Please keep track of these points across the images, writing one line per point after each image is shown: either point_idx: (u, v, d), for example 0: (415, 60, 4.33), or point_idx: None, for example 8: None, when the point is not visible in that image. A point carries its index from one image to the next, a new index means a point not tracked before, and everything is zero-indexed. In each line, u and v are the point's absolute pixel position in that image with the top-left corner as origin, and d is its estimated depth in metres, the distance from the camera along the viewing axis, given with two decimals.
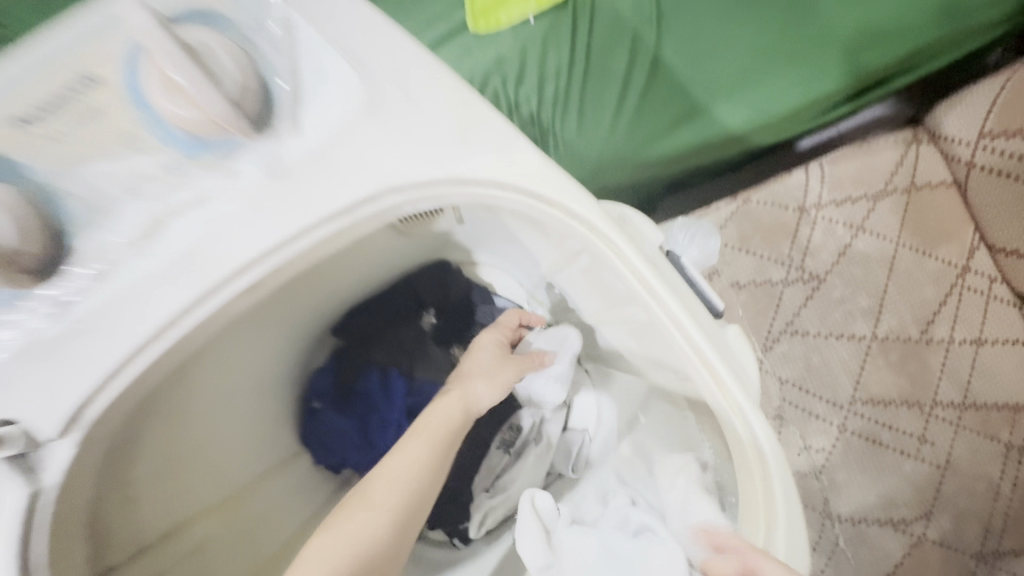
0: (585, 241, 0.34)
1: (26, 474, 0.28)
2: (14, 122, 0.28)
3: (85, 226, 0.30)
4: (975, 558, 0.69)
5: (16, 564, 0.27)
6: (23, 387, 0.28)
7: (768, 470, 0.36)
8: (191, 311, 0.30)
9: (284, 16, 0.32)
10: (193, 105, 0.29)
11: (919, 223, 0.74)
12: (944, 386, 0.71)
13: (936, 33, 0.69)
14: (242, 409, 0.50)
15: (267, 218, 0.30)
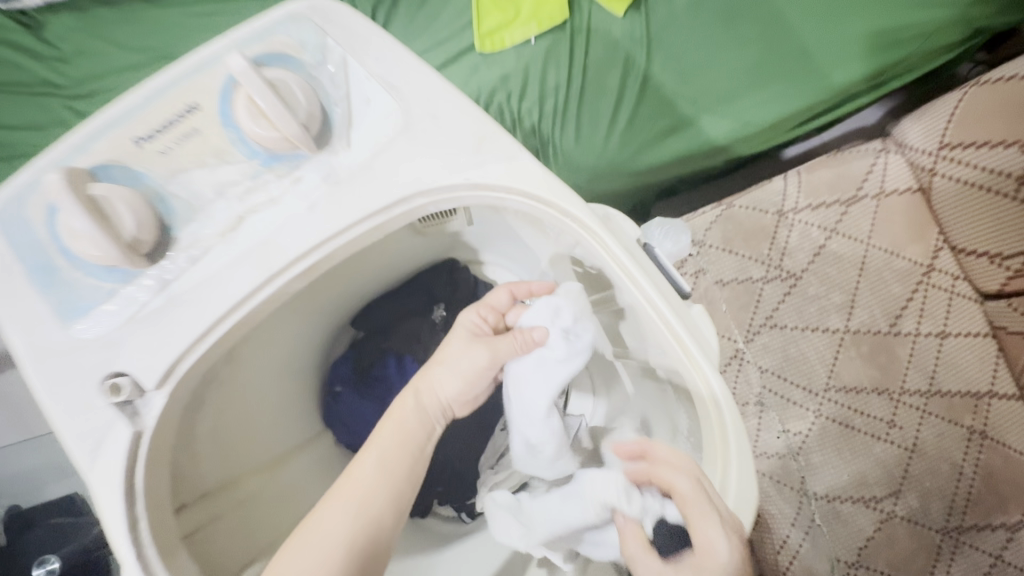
0: (579, 236, 0.40)
1: (130, 417, 0.33)
2: (135, 141, 0.35)
3: (185, 220, 0.35)
4: (940, 532, 0.75)
5: (122, 490, 0.33)
6: (134, 346, 0.33)
7: (725, 432, 0.42)
8: (258, 292, 0.34)
9: (340, 57, 0.38)
10: (274, 127, 0.35)
11: (888, 225, 0.81)
12: (911, 375, 0.78)
13: (899, 53, 0.77)
14: (280, 390, 0.57)
15: (319, 215, 0.35)
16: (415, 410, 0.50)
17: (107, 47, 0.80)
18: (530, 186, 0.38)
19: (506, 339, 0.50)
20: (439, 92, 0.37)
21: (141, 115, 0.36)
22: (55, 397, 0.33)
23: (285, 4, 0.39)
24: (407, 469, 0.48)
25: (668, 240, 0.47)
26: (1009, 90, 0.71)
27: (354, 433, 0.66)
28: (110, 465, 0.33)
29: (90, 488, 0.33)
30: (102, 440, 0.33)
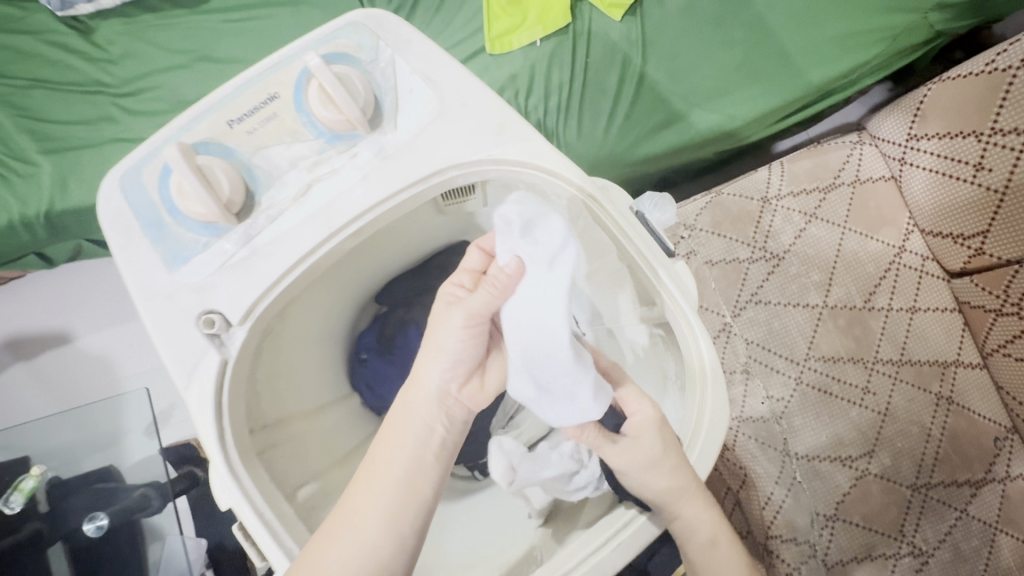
0: (583, 205, 0.47)
1: (217, 346, 0.41)
2: (229, 122, 0.43)
3: (264, 187, 0.43)
4: (910, 488, 0.83)
5: (213, 401, 0.40)
6: (222, 287, 0.41)
7: (705, 373, 0.49)
8: (321, 245, 0.42)
9: (390, 56, 0.45)
10: (336, 110, 0.42)
11: (863, 210, 0.89)
12: (884, 346, 0.85)
13: (870, 54, 0.84)
14: (319, 349, 0.65)
15: (369, 183, 0.43)
16: (405, 417, 0.47)
17: (153, 50, 0.89)
18: (543, 162, 0.45)
19: (479, 291, 0.46)
20: (470, 85, 0.45)
21: (231, 102, 0.43)
22: (164, 326, 0.41)
23: (346, 14, 0.47)
24: (399, 483, 0.44)
25: (656, 212, 0.55)
26: (960, 87, 0.77)
27: (379, 394, 0.74)
28: (203, 385, 0.40)
29: (187, 404, 0.40)
30: (198, 363, 0.40)
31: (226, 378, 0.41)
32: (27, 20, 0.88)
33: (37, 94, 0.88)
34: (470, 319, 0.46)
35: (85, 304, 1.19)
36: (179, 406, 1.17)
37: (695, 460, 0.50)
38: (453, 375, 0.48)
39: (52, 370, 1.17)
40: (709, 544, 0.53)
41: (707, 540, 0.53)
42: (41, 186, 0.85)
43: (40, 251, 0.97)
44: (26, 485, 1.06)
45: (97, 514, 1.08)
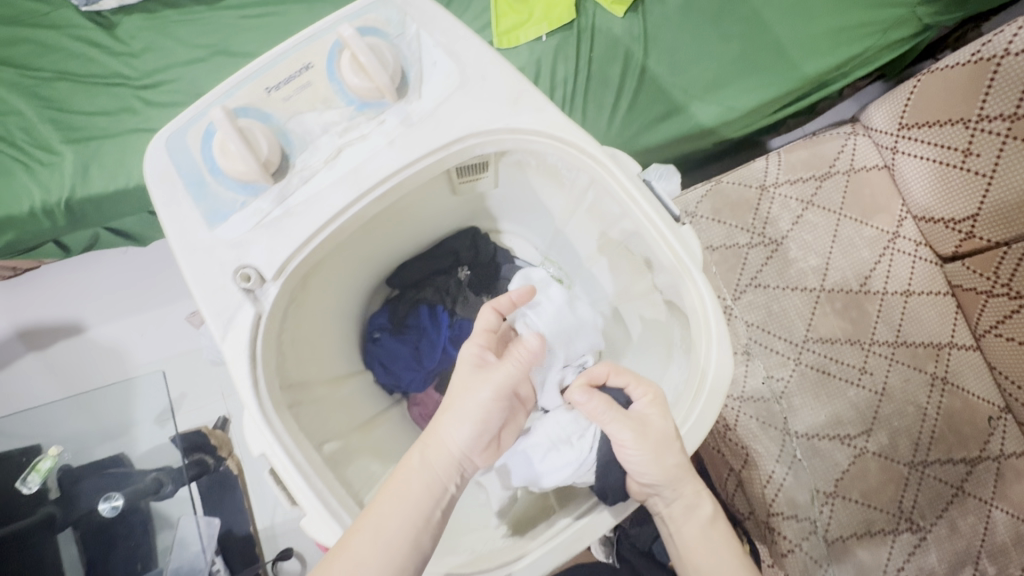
0: (595, 172, 0.50)
1: (252, 300, 0.43)
2: (266, 89, 0.46)
3: (297, 150, 0.46)
4: (907, 466, 0.85)
5: (249, 349, 0.43)
6: (259, 244, 0.44)
7: (711, 327, 0.51)
8: (350, 205, 0.45)
9: (415, 29, 0.48)
10: (366, 79, 0.45)
11: (858, 197, 0.92)
12: (881, 328, 0.88)
13: (859, 47, 0.89)
14: (338, 323, 0.68)
15: (396, 148, 0.46)
16: (417, 471, 0.47)
17: (172, 43, 0.92)
18: (556, 131, 0.48)
19: (507, 367, 0.51)
20: (490, 58, 0.48)
21: (268, 71, 0.46)
22: (205, 280, 0.43)
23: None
24: (405, 538, 0.44)
25: (663, 180, 0.71)
26: (948, 77, 0.80)
27: (392, 371, 0.76)
28: (239, 334, 0.43)
29: (225, 354, 0.43)
30: (234, 315, 0.43)
31: (261, 329, 0.43)
32: (52, 15, 0.92)
33: (60, 85, 0.91)
34: (499, 392, 0.50)
35: (97, 295, 1.21)
36: (190, 394, 1.19)
37: (687, 432, 0.52)
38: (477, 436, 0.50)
39: (66, 359, 1.19)
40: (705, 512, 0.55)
41: (702, 509, 0.55)
42: (63, 174, 0.88)
43: (58, 239, 1.00)
44: (44, 466, 1.08)
45: (111, 495, 1.09)
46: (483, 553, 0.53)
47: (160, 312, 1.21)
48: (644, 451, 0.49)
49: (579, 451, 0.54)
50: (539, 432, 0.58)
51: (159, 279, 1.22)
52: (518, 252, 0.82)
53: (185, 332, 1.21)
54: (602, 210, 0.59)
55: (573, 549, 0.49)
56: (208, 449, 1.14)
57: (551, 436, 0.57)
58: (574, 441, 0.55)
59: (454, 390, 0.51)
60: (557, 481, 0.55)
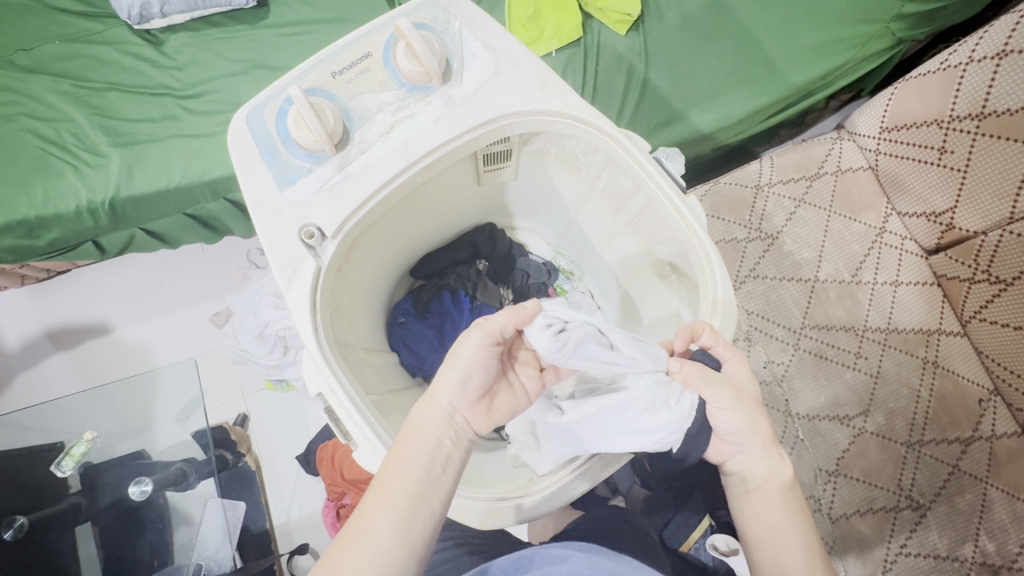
0: (607, 146, 0.59)
1: (312, 253, 0.53)
2: (333, 74, 0.57)
3: (357, 125, 0.56)
4: (905, 445, 0.89)
5: (311, 289, 0.52)
6: (323, 207, 0.54)
7: (716, 276, 0.58)
8: (402, 174, 0.55)
9: (455, 25, 0.58)
10: (417, 65, 0.55)
11: (846, 196, 0.99)
12: (873, 315, 0.94)
13: (837, 60, 0.98)
14: (371, 299, 0.73)
15: (439, 126, 0.56)
16: (412, 432, 0.49)
17: (214, 58, 1.01)
18: (574, 111, 0.58)
19: (499, 314, 0.51)
20: (519, 50, 0.58)
21: (334, 59, 0.57)
22: (277, 234, 0.53)
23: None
24: (407, 493, 0.46)
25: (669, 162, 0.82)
26: (922, 82, 0.89)
27: (416, 352, 0.80)
28: (302, 283, 0.52)
29: (290, 299, 0.52)
30: (298, 268, 0.52)
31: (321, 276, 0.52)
32: (108, 33, 1.02)
33: (111, 96, 0.99)
34: (487, 339, 0.51)
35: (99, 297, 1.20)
36: (212, 391, 1.23)
37: None
38: (466, 394, 0.51)
39: (92, 359, 1.23)
40: (787, 478, 0.54)
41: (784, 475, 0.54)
42: (109, 174, 0.94)
43: (96, 239, 1.05)
44: (78, 450, 1.10)
45: (142, 479, 1.11)
46: (516, 485, 0.60)
47: (185, 313, 1.26)
48: (739, 414, 0.52)
49: (678, 416, 0.52)
50: (633, 388, 0.53)
51: (186, 281, 1.27)
52: (532, 246, 0.88)
53: (208, 332, 1.26)
54: (614, 189, 0.67)
55: (600, 475, 0.59)
56: (228, 444, 1.17)
57: (651, 394, 0.52)
58: (673, 404, 0.52)
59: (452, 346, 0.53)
60: (645, 444, 0.52)
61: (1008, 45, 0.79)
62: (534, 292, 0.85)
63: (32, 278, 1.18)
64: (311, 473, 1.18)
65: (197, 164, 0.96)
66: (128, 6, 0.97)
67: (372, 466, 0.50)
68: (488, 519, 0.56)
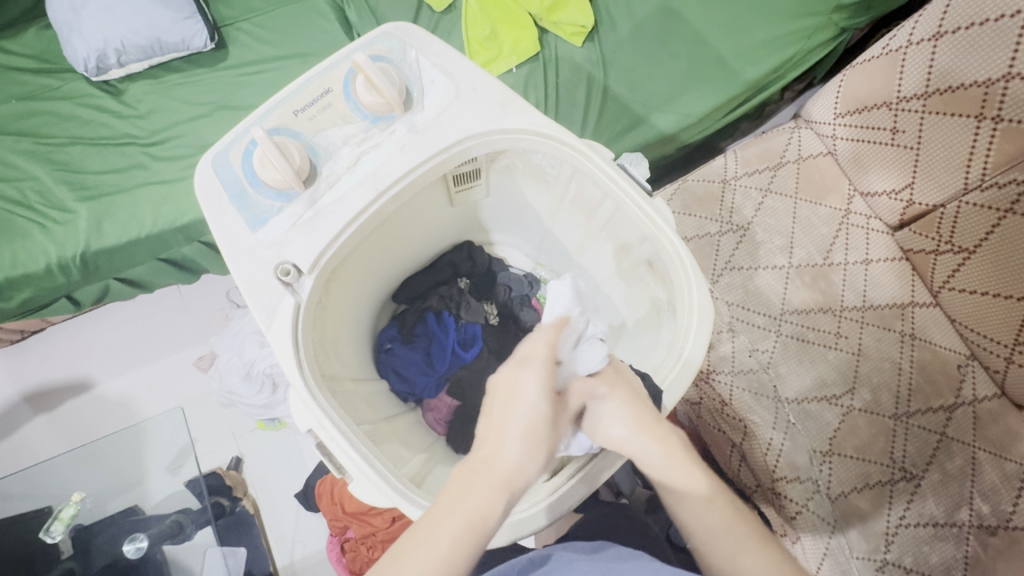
0: (575, 157, 0.60)
1: (291, 290, 0.53)
2: (295, 111, 0.57)
3: (323, 160, 0.57)
4: (892, 418, 0.90)
5: (293, 327, 0.52)
6: (297, 242, 0.54)
7: (690, 275, 0.59)
8: (372, 204, 0.55)
9: (414, 55, 0.60)
10: (378, 95, 0.56)
11: (810, 181, 1.02)
12: (848, 295, 0.96)
13: (786, 53, 1.02)
14: (355, 328, 0.73)
15: (406, 153, 0.57)
16: (485, 503, 0.45)
17: (177, 104, 1.01)
18: (539, 127, 0.59)
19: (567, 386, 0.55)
20: (477, 73, 0.59)
21: (294, 97, 0.58)
22: (251, 275, 0.53)
23: (379, 27, 0.62)
24: (469, 571, 0.41)
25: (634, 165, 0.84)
26: (869, 68, 0.93)
27: (405, 377, 0.80)
28: (283, 321, 0.52)
29: (272, 339, 0.52)
30: (275, 307, 0.52)
31: (301, 313, 0.52)
32: (65, 88, 1.01)
33: (73, 149, 0.98)
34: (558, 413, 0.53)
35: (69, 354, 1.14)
36: (203, 436, 1.21)
37: (667, 388, 0.59)
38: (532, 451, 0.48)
39: (74, 417, 1.19)
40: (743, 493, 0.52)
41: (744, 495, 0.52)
42: (77, 230, 0.93)
43: (70, 293, 1.03)
44: (67, 513, 1.09)
45: (136, 536, 1.09)
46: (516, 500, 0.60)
47: (169, 359, 1.23)
48: (642, 427, 0.54)
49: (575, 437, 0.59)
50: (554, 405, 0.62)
51: (166, 328, 1.24)
52: (511, 260, 0.89)
53: (193, 377, 1.23)
54: (585, 198, 0.68)
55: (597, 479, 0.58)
56: (224, 490, 1.15)
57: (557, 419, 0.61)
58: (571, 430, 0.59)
59: (506, 406, 0.50)
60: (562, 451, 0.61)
61: (942, 27, 0.83)
62: (518, 306, 0.85)
63: (6, 340, 1.16)
64: (311, 510, 1.15)
65: (168, 211, 0.95)
66: (84, 59, 0.96)
67: (367, 498, 0.50)
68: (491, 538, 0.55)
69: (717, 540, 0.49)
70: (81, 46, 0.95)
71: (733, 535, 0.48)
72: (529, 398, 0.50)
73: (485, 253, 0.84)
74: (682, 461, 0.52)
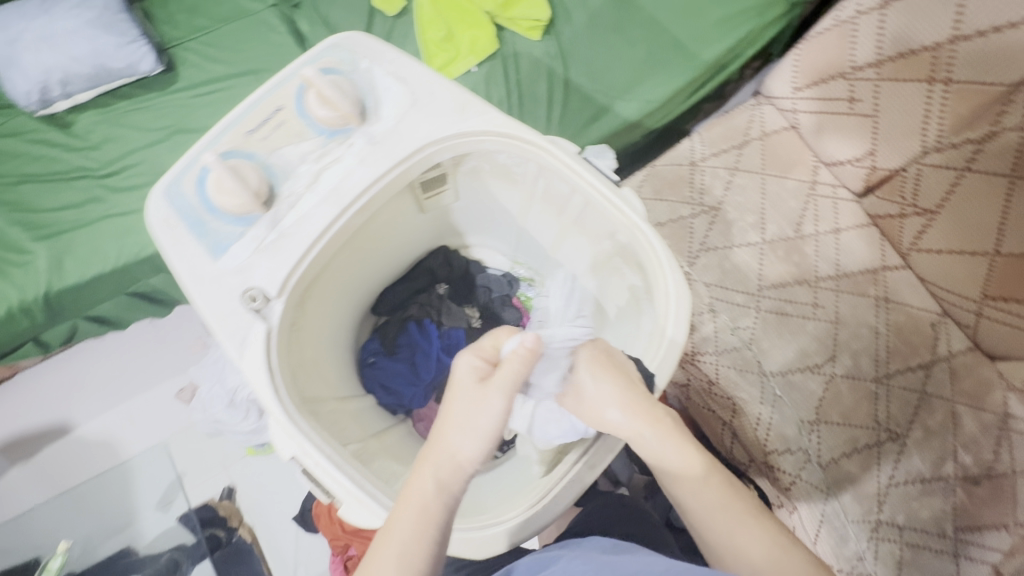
0: (538, 154, 0.60)
1: (260, 314, 0.52)
2: (248, 133, 0.56)
3: (281, 180, 0.55)
4: (874, 380, 0.92)
5: (265, 353, 0.51)
6: (263, 265, 0.53)
7: (664, 262, 0.60)
8: (336, 220, 0.54)
9: (365, 65, 0.59)
10: (332, 109, 0.55)
11: (775, 156, 1.04)
12: (822, 265, 0.98)
13: (740, 32, 1.03)
14: (334, 346, 0.72)
15: (367, 165, 0.56)
16: (431, 487, 0.48)
17: (129, 131, 0.98)
18: (500, 127, 0.58)
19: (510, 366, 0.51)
20: (432, 79, 0.58)
21: (245, 118, 0.57)
22: (217, 304, 0.52)
23: (327, 40, 0.61)
24: (432, 553, 0.45)
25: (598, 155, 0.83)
26: (820, 41, 0.95)
27: (392, 390, 0.79)
28: (255, 348, 0.51)
29: (245, 368, 0.50)
30: (245, 336, 0.51)
31: (274, 339, 0.51)
32: (9, 125, 0.97)
33: (24, 188, 0.94)
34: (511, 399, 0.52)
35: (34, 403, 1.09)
36: (192, 468, 1.18)
37: (653, 372, 0.58)
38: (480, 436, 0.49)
39: (53, 464, 1.16)
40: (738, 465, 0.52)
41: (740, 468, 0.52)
42: (37, 271, 0.89)
43: (37, 336, 0.99)
44: (55, 563, 1.10)
45: None
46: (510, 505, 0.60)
47: (146, 396, 1.19)
48: (636, 405, 0.54)
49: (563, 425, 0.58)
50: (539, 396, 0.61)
51: (139, 363, 1.20)
52: (488, 261, 0.88)
53: (175, 410, 1.20)
54: (553, 194, 0.67)
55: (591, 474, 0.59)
56: (219, 521, 1.14)
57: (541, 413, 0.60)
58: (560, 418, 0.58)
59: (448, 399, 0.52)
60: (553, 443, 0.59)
61: None
62: (499, 305, 0.85)
63: None
64: (310, 531, 1.14)
65: (131, 243, 0.92)
66: (26, 94, 0.92)
67: (358, 519, 0.49)
68: (484, 547, 0.56)
69: (720, 508, 0.51)
70: (22, 80, 0.92)
71: (729, 512, 0.51)
72: (464, 381, 0.52)
73: (461, 257, 0.83)
74: (677, 443, 0.53)
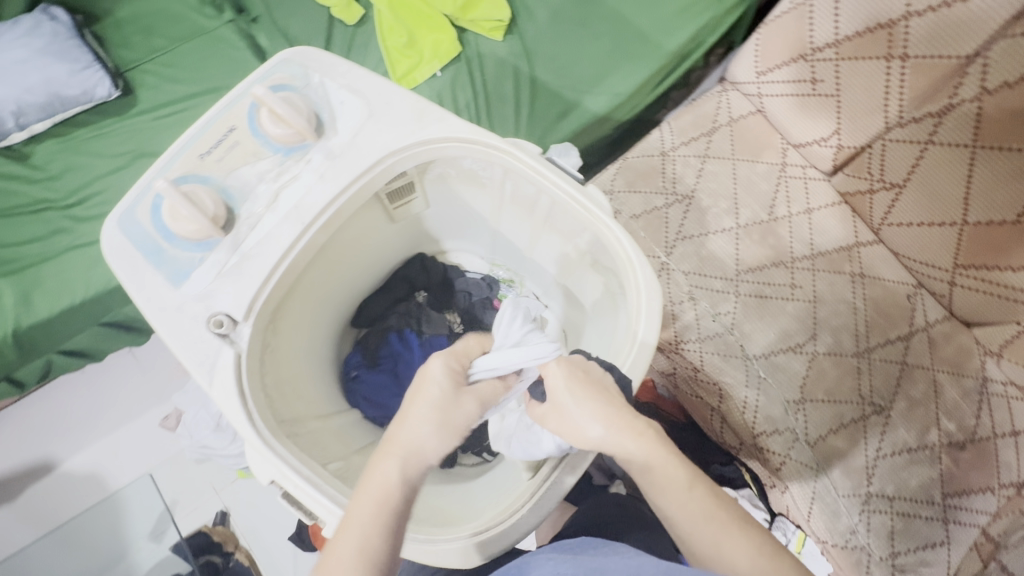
0: (499, 157, 0.60)
1: (229, 340, 0.51)
2: (202, 155, 0.55)
3: (240, 201, 0.55)
4: (855, 355, 0.93)
5: (236, 377, 0.50)
6: (227, 289, 0.52)
7: (634, 257, 0.60)
8: (299, 239, 0.54)
9: (317, 79, 0.58)
10: (286, 127, 0.55)
11: (744, 141, 1.04)
12: (796, 245, 0.99)
13: (701, 21, 1.04)
14: (313, 363, 0.71)
15: (327, 181, 0.55)
16: (394, 478, 0.48)
17: (91, 159, 0.96)
18: (460, 133, 0.58)
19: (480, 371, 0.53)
20: (388, 89, 0.58)
21: (198, 141, 0.56)
22: (182, 332, 0.51)
23: (278, 56, 0.60)
24: (388, 544, 0.45)
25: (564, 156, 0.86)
26: (779, 24, 0.96)
27: (378, 403, 0.77)
28: (224, 374, 0.50)
29: (216, 395, 0.50)
30: (214, 362, 0.50)
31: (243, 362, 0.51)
32: None
33: None
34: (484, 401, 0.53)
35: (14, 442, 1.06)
36: (183, 496, 1.16)
37: (628, 369, 0.58)
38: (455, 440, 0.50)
39: (39, 502, 1.13)
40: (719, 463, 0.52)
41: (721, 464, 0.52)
42: (4, 308, 0.87)
43: (9, 375, 0.96)
44: None
45: None
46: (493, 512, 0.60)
47: (130, 426, 1.17)
48: (615, 417, 0.53)
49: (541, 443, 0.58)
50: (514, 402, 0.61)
51: (120, 394, 1.18)
52: (465, 265, 0.88)
53: (161, 438, 1.18)
54: (521, 195, 0.67)
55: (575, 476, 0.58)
56: (214, 546, 1.13)
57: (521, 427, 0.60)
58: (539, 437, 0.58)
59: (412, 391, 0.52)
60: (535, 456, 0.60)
61: None
62: (480, 309, 0.84)
63: None
64: (309, 549, 1.13)
65: (100, 273, 0.90)
66: None
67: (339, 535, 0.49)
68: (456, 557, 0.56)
69: (703, 507, 0.50)
70: None
71: (715, 522, 0.50)
72: (435, 384, 0.52)
73: (438, 264, 0.83)
74: (661, 455, 0.52)
